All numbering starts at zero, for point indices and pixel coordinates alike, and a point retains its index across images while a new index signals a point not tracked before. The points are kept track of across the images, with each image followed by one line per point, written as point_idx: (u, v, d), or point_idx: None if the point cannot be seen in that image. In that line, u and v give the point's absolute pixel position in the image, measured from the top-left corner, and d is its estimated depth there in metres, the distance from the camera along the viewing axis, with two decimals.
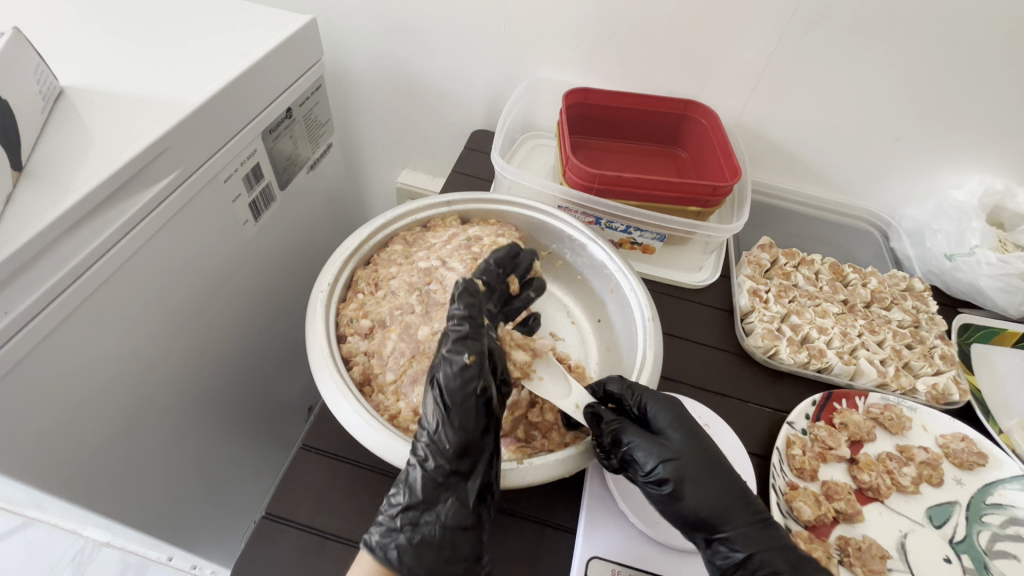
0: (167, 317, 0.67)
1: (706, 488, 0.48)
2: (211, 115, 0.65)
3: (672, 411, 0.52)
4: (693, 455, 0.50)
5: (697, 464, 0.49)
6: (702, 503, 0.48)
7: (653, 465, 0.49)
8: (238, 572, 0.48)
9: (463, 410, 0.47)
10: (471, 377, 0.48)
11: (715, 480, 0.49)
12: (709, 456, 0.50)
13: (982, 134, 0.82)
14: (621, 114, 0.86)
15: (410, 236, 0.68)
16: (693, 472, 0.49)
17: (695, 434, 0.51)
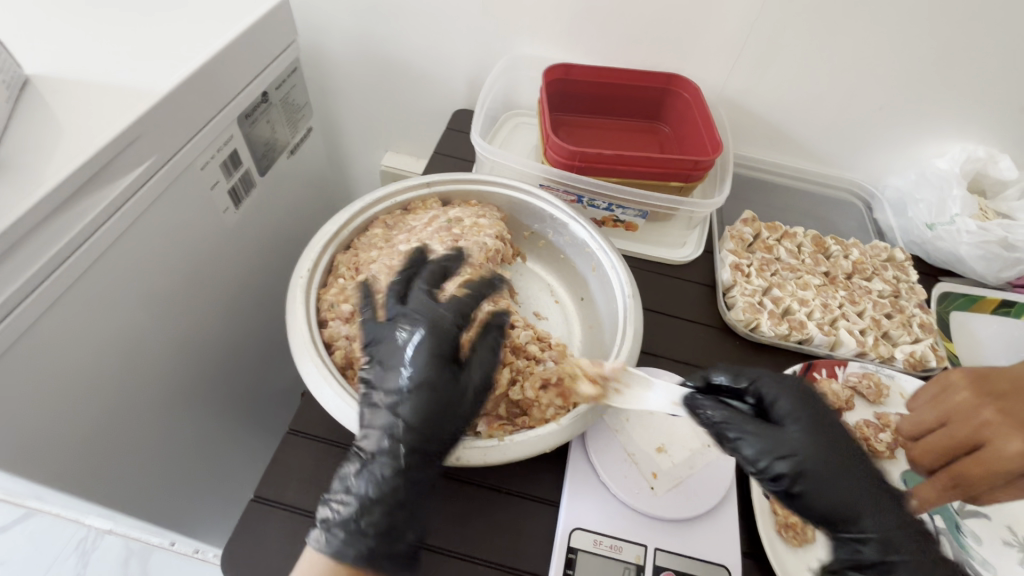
0: (151, 305, 0.67)
1: (842, 486, 0.45)
2: (184, 100, 0.64)
3: (790, 398, 0.49)
4: (835, 450, 0.46)
5: (834, 462, 0.46)
6: (829, 502, 0.45)
7: (773, 455, 0.46)
8: (227, 553, 0.49)
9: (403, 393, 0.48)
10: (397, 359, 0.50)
11: (854, 478, 0.46)
12: (847, 453, 0.47)
13: (964, 102, 0.82)
14: (602, 90, 0.85)
15: (390, 220, 0.67)
16: (821, 472, 0.45)
17: (829, 426, 0.48)
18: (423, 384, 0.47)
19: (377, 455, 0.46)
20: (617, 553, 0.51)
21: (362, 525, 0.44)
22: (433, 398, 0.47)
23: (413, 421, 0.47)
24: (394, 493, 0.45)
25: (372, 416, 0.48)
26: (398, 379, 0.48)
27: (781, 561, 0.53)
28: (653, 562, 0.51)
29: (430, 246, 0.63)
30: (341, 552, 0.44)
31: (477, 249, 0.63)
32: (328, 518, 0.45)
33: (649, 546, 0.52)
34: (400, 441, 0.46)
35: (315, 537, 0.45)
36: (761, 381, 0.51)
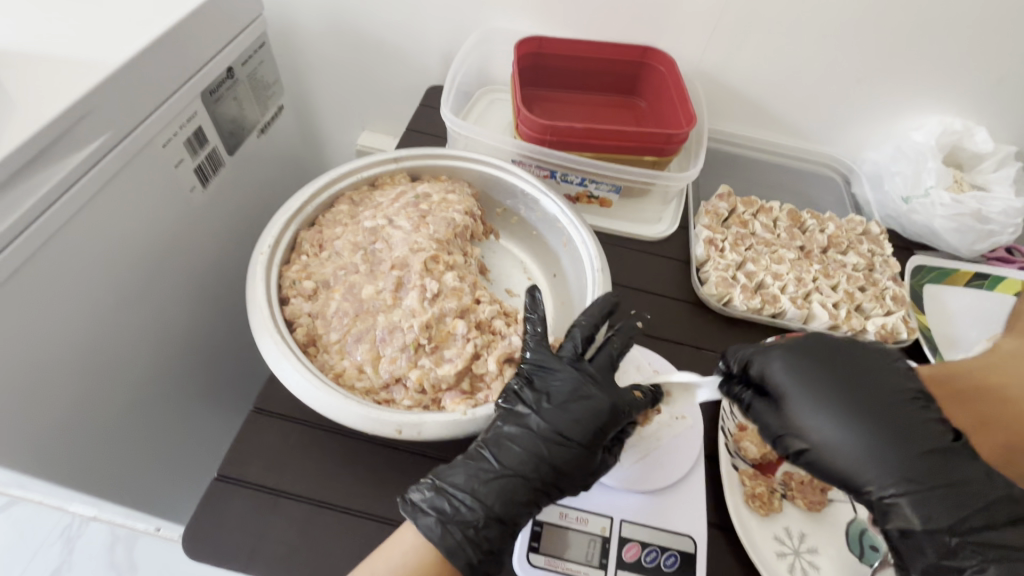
0: (118, 287, 0.65)
1: (872, 447, 0.43)
2: (139, 74, 0.62)
3: (802, 373, 0.47)
4: (853, 407, 0.45)
5: (858, 423, 0.44)
6: (857, 463, 0.43)
7: (793, 435, 0.47)
8: (190, 532, 0.48)
9: (563, 419, 0.48)
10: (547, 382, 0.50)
11: (890, 434, 0.43)
12: (872, 406, 0.45)
13: (942, 73, 0.81)
14: (577, 63, 0.84)
15: (357, 196, 0.66)
16: (844, 437, 0.44)
17: (843, 383, 0.46)
18: (606, 405, 0.48)
19: (504, 471, 0.46)
20: (582, 525, 0.51)
21: (480, 535, 0.44)
22: (613, 415, 0.49)
23: (591, 440, 0.48)
24: (518, 511, 0.46)
25: (513, 435, 0.48)
26: (569, 404, 0.49)
27: (747, 529, 0.53)
28: (619, 532, 0.51)
29: (396, 222, 0.62)
30: (455, 554, 0.43)
31: (444, 225, 0.62)
32: (441, 513, 0.45)
33: (615, 518, 0.52)
34: (546, 463, 0.47)
35: (425, 524, 0.44)
36: (755, 359, 0.50)
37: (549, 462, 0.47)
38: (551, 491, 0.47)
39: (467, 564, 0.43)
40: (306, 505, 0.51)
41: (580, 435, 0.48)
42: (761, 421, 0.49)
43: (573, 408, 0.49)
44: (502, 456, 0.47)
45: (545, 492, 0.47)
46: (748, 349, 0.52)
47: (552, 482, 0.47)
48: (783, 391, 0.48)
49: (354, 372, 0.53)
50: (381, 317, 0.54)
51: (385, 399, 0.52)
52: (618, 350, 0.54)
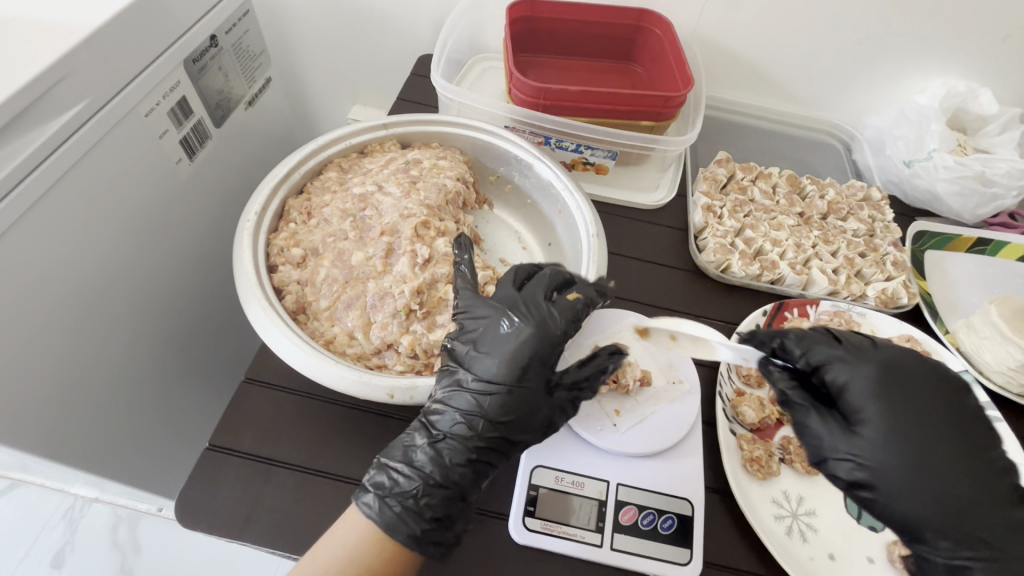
0: (101, 260, 0.63)
1: (929, 490, 0.44)
2: (116, 39, 0.59)
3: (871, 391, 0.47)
4: (919, 444, 0.45)
5: (917, 459, 0.44)
6: (908, 500, 0.44)
7: (843, 451, 0.46)
8: (181, 500, 0.48)
9: (486, 369, 0.47)
10: (468, 334, 0.49)
11: (950, 481, 0.44)
12: (937, 434, 0.45)
13: (947, 34, 0.78)
14: (571, 27, 0.81)
15: (345, 162, 0.64)
16: (895, 467, 0.44)
17: (915, 417, 0.46)
18: (529, 334, 0.47)
19: (443, 436, 0.46)
20: (578, 489, 0.51)
21: (420, 504, 0.44)
22: (539, 341, 0.47)
23: (525, 387, 0.47)
24: (461, 473, 0.45)
25: (446, 394, 0.47)
26: (493, 344, 0.47)
27: (745, 492, 0.53)
28: (615, 496, 0.51)
29: (386, 189, 0.60)
30: (394, 528, 0.43)
31: (435, 191, 0.61)
32: (380, 488, 0.44)
33: (611, 482, 0.51)
34: (481, 416, 0.46)
35: (364, 502, 0.44)
36: (834, 365, 0.49)
37: (484, 415, 0.46)
38: (493, 445, 0.46)
39: (408, 536, 0.43)
40: (300, 472, 0.51)
41: (508, 376, 0.46)
42: (809, 425, 0.48)
43: (495, 349, 0.47)
44: (439, 422, 0.46)
45: (484, 447, 0.46)
46: (829, 351, 0.50)
47: (491, 435, 0.46)
48: (856, 409, 0.47)
49: (344, 338, 0.52)
50: (371, 283, 0.53)
51: (377, 365, 0.51)
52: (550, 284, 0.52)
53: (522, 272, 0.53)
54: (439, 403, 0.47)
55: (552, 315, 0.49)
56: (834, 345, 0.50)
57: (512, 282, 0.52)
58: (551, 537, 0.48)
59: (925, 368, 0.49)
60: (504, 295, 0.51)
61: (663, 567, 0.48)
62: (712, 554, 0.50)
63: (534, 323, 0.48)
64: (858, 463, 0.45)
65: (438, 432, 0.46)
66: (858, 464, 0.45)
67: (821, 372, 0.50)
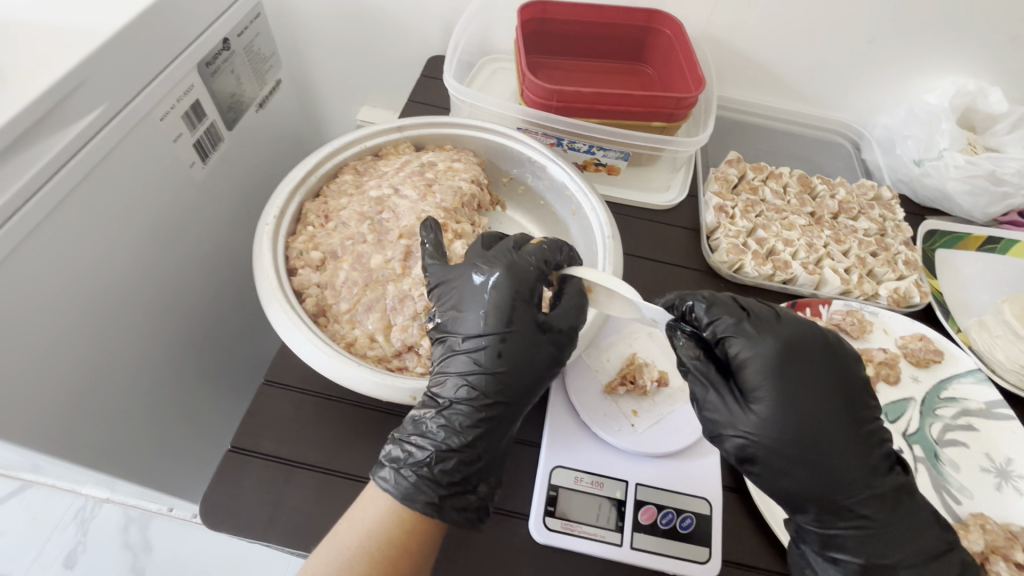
0: (119, 263, 0.64)
1: (809, 467, 0.45)
2: (132, 44, 0.60)
3: (767, 366, 0.46)
4: (808, 423, 0.45)
5: (802, 436, 0.45)
6: (790, 477, 0.45)
7: (733, 426, 0.47)
8: (205, 501, 0.48)
9: (473, 325, 0.47)
10: (446, 297, 0.49)
11: (830, 458, 0.45)
12: (816, 411, 0.45)
13: (957, 33, 0.78)
14: (582, 29, 0.81)
15: (361, 165, 0.65)
16: (778, 443, 0.45)
17: (809, 394, 0.46)
18: (506, 286, 0.47)
19: (447, 402, 0.46)
20: (597, 489, 0.51)
21: (436, 470, 0.45)
22: (516, 289, 0.48)
23: (517, 338, 0.47)
24: (470, 435, 0.45)
25: (443, 362, 0.47)
26: (476, 302, 0.47)
27: (762, 491, 0.53)
28: (634, 496, 0.51)
29: (403, 192, 0.61)
30: (413, 497, 0.44)
31: (451, 194, 0.61)
32: (395, 461, 0.45)
33: (629, 482, 0.52)
34: (480, 373, 0.46)
35: (381, 477, 0.45)
36: (737, 339, 0.48)
37: (482, 373, 0.46)
38: (498, 401, 0.46)
39: (428, 504, 0.44)
40: (322, 473, 0.51)
41: (496, 328, 0.47)
42: (710, 400, 0.48)
43: (479, 306, 0.47)
44: (440, 390, 0.47)
45: (489, 404, 0.46)
46: (732, 322, 0.48)
47: (494, 392, 0.46)
48: (751, 387, 0.47)
49: (365, 341, 0.52)
50: (391, 286, 0.54)
51: (398, 367, 0.52)
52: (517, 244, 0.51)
53: (483, 238, 0.53)
54: (438, 369, 0.47)
55: (523, 259, 0.49)
56: (739, 317, 0.48)
57: (479, 244, 0.52)
58: (572, 537, 0.49)
59: (815, 339, 0.48)
60: (478, 254, 0.50)
61: (683, 566, 0.48)
62: (731, 553, 0.50)
63: (507, 271, 0.48)
64: (746, 440, 0.46)
65: (440, 398, 0.46)
66: (745, 441, 0.46)
67: (723, 345, 0.49)
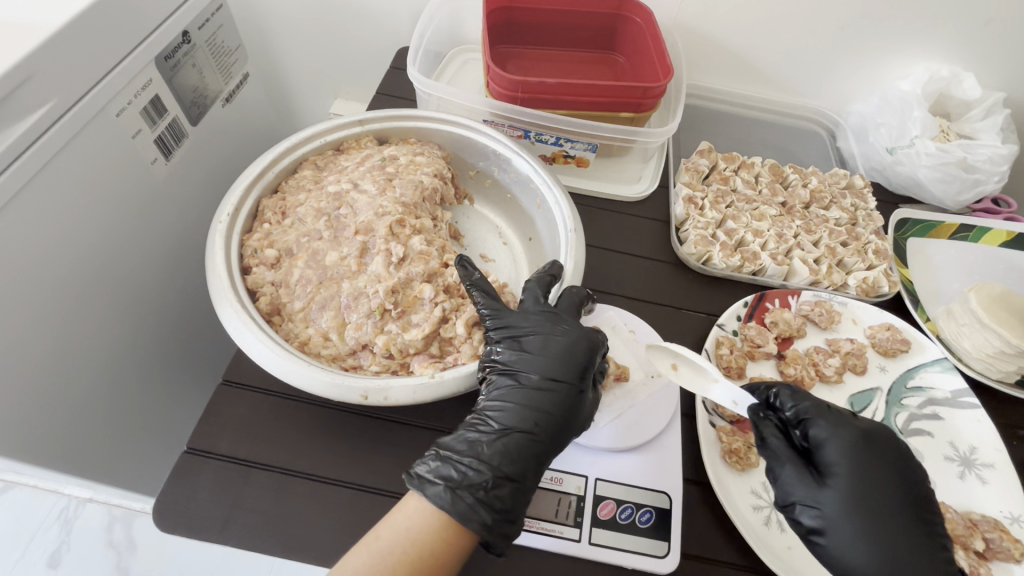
0: (75, 265, 0.62)
1: (882, 553, 0.44)
2: (83, 38, 0.58)
3: (846, 451, 0.49)
4: (878, 511, 0.46)
5: (872, 519, 0.46)
6: (855, 560, 0.45)
7: (803, 499, 0.48)
8: (159, 504, 0.48)
9: (542, 367, 0.49)
10: (513, 337, 0.51)
11: (905, 549, 0.45)
12: (893, 503, 0.47)
13: (930, 18, 0.77)
14: (550, 18, 0.80)
15: (321, 160, 0.64)
16: (849, 522, 0.46)
17: (880, 484, 0.47)
18: (581, 338, 0.50)
19: (504, 430, 0.46)
20: (556, 485, 0.51)
21: (490, 494, 0.43)
22: (590, 344, 0.50)
23: (581, 382, 0.49)
24: (524, 466, 0.45)
25: (502, 394, 0.48)
26: (547, 346, 0.50)
27: (723, 484, 0.53)
28: (593, 491, 0.51)
29: (362, 187, 0.60)
30: (468, 517, 0.42)
31: (411, 188, 0.60)
32: (449, 479, 0.44)
33: (589, 477, 0.52)
34: (540, 410, 0.47)
35: (433, 493, 0.43)
36: (818, 423, 0.50)
37: (544, 409, 0.47)
38: (552, 438, 0.47)
39: (482, 525, 0.42)
40: (278, 473, 0.51)
41: (565, 374, 0.48)
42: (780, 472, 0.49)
43: (552, 351, 0.49)
44: (499, 417, 0.47)
45: (545, 439, 0.47)
46: (818, 408, 0.51)
47: (551, 429, 0.47)
48: (829, 466, 0.48)
49: (320, 340, 0.52)
50: (345, 284, 0.53)
51: (353, 365, 0.52)
52: (579, 299, 0.55)
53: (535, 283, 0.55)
54: (497, 402, 0.48)
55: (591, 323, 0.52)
56: (821, 405, 0.52)
57: (538, 294, 0.54)
58: (530, 533, 0.49)
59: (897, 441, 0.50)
60: (541, 308, 0.53)
61: (641, 561, 0.48)
62: (690, 547, 0.50)
63: (580, 329, 0.51)
64: (816, 514, 0.47)
65: (501, 428, 0.46)
66: (816, 514, 0.47)
67: (804, 427, 0.51)
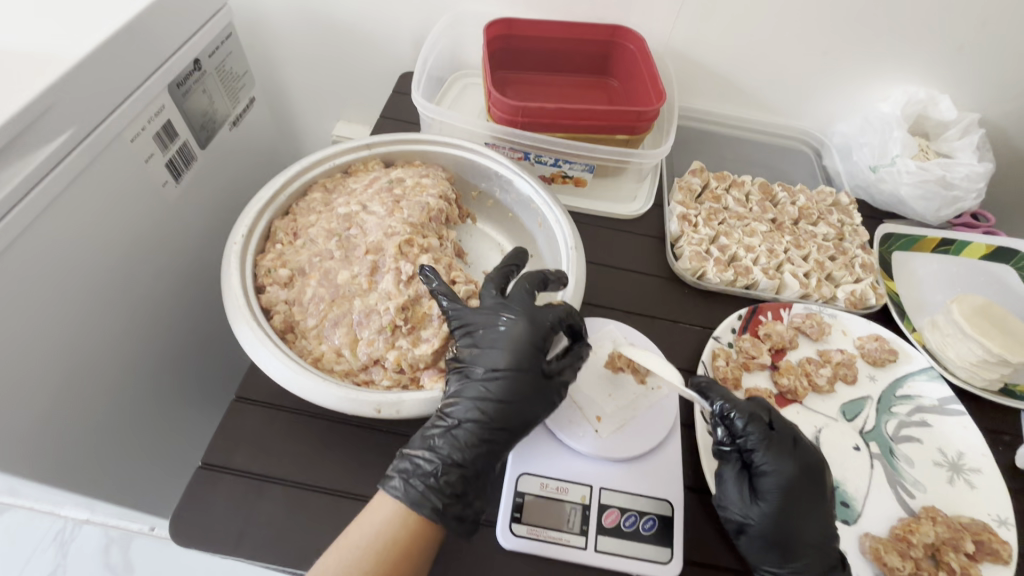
0: (82, 284, 0.63)
1: (778, 538, 0.50)
2: (102, 69, 0.60)
3: (773, 453, 0.52)
4: (790, 530, 0.50)
5: (790, 535, 0.50)
6: (760, 537, 0.50)
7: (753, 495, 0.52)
8: (175, 518, 0.49)
9: (490, 360, 0.51)
10: (467, 332, 0.52)
11: (799, 534, 0.50)
12: (793, 500, 0.51)
13: (906, 44, 0.82)
14: (548, 45, 0.84)
15: (330, 183, 0.66)
16: (771, 515, 0.50)
17: (790, 488, 0.51)
18: (523, 326, 0.51)
19: (456, 423, 0.49)
20: (563, 495, 0.53)
21: (440, 481, 0.47)
22: (534, 331, 0.51)
23: (529, 371, 0.50)
24: (475, 453, 0.48)
25: (457, 388, 0.51)
26: (491, 339, 0.51)
27: None
28: (598, 500, 0.53)
29: (371, 208, 0.62)
30: (420, 501, 0.46)
31: (418, 209, 0.63)
32: (405, 471, 0.47)
33: (594, 486, 0.53)
34: (488, 399, 0.49)
35: (391, 486, 0.47)
36: (765, 452, 0.52)
37: (491, 400, 0.49)
38: (502, 426, 0.49)
39: (433, 510, 0.46)
40: (291, 487, 0.52)
41: (513, 365, 0.50)
42: (723, 482, 0.53)
43: (497, 342, 0.51)
44: (453, 411, 0.50)
45: (496, 429, 0.49)
46: (748, 409, 0.53)
47: (501, 418, 0.49)
48: (764, 469, 0.52)
49: (332, 355, 0.54)
50: (357, 301, 0.56)
51: (365, 380, 0.54)
52: (531, 285, 0.55)
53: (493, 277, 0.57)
54: (451, 398, 0.50)
55: (543, 314, 0.53)
56: (749, 408, 0.54)
57: (493, 288, 0.55)
58: (537, 542, 0.50)
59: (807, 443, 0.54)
60: (493, 301, 0.54)
61: (645, 567, 0.49)
62: (692, 553, 0.52)
63: (526, 317, 0.52)
64: (745, 523, 0.51)
65: (453, 421, 0.49)
66: (744, 523, 0.51)
67: (734, 426, 0.53)
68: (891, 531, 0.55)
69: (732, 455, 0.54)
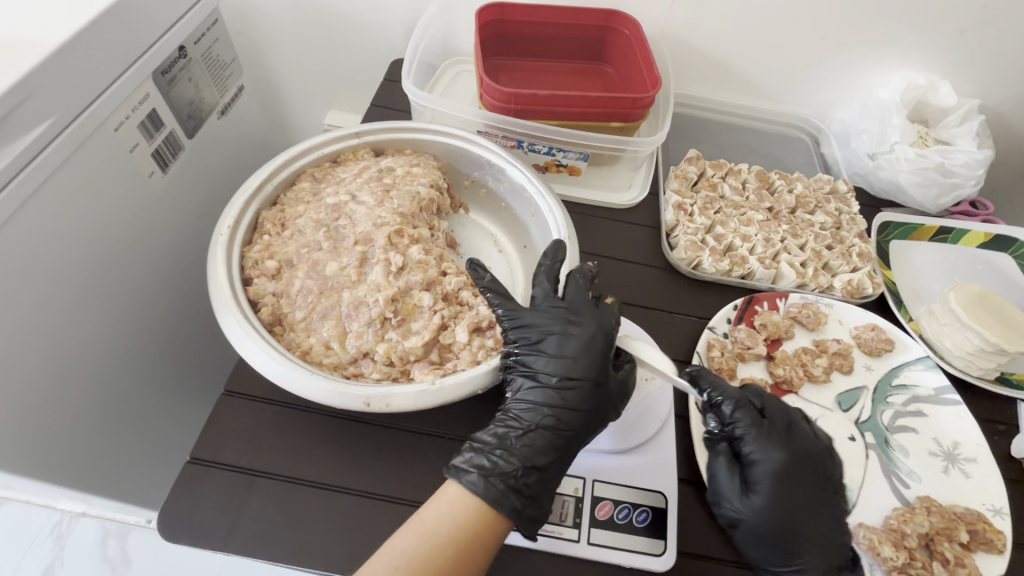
0: (67, 277, 0.62)
1: (773, 529, 0.50)
2: (82, 55, 0.58)
3: (762, 441, 0.52)
4: (783, 520, 0.50)
5: (784, 525, 0.50)
6: (754, 529, 0.50)
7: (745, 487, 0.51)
8: (164, 512, 0.48)
9: (563, 366, 0.51)
10: (536, 338, 0.52)
11: (794, 524, 0.50)
12: (785, 489, 0.51)
13: (906, 29, 0.80)
14: (542, 30, 0.82)
15: (318, 172, 0.65)
16: (764, 506, 0.50)
17: (782, 476, 0.51)
18: (596, 333, 0.52)
19: (529, 426, 0.49)
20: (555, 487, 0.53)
21: (520, 482, 0.46)
22: (606, 338, 0.52)
23: (601, 377, 0.51)
24: (551, 457, 0.48)
25: (527, 393, 0.51)
26: (564, 346, 0.51)
27: None
28: (592, 493, 0.52)
29: (360, 198, 0.61)
30: (500, 502, 0.45)
31: (409, 199, 0.61)
32: (481, 468, 0.46)
33: (587, 479, 0.53)
34: (562, 405, 0.50)
35: (468, 480, 0.46)
36: (754, 440, 0.52)
37: (567, 407, 0.50)
38: (577, 431, 0.50)
39: (512, 510, 0.45)
40: (282, 480, 0.51)
41: (587, 372, 0.50)
42: (715, 475, 0.53)
43: (570, 349, 0.51)
44: (527, 415, 0.50)
45: (570, 434, 0.50)
46: (737, 397, 0.53)
47: (576, 424, 0.50)
48: (755, 459, 0.52)
49: (321, 348, 0.53)
50: (346, 293, 0.55)
51: (354, 373, 0.53)
52: (585, 280, 0.55)
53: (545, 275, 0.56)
54: (522, 401, 0.50)
55: (607, 316, 0.53)
56: (738, 396, 0.53)
57: (546, 286, 0.55)
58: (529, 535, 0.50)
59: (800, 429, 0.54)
60: (551, 304, 0.54)
61: (639, 560, 0.49)
62: (685, 544, 0.52)
63: (596, 322, 0.52)
64: (738, 515, 0.50)
65: (527, 424, 0.49)
66: (736, 517, 0.50)
67: (723, 416, 0.53)
68: (885, 522, 0.55)
69: (722, 445, 0.54)
